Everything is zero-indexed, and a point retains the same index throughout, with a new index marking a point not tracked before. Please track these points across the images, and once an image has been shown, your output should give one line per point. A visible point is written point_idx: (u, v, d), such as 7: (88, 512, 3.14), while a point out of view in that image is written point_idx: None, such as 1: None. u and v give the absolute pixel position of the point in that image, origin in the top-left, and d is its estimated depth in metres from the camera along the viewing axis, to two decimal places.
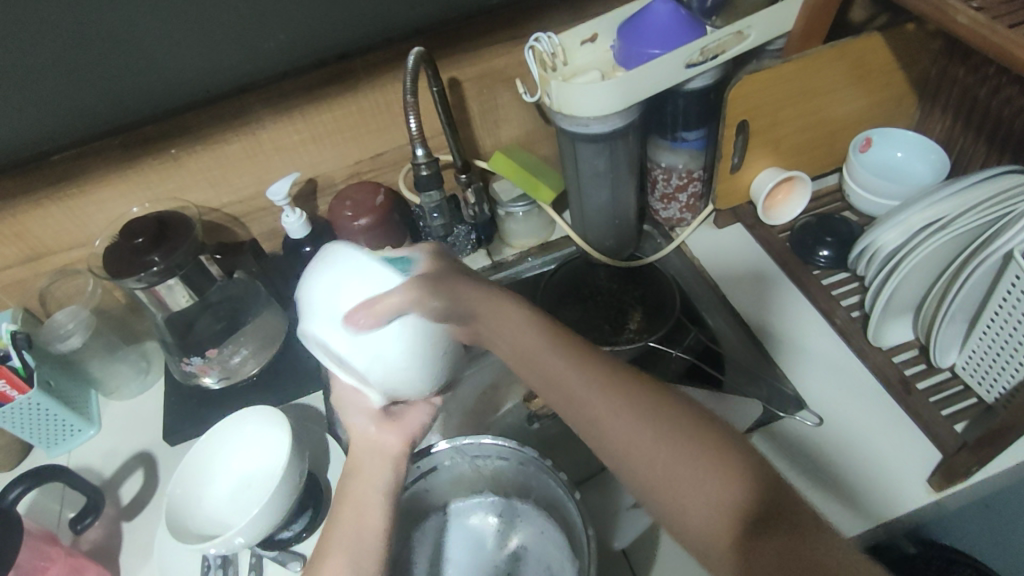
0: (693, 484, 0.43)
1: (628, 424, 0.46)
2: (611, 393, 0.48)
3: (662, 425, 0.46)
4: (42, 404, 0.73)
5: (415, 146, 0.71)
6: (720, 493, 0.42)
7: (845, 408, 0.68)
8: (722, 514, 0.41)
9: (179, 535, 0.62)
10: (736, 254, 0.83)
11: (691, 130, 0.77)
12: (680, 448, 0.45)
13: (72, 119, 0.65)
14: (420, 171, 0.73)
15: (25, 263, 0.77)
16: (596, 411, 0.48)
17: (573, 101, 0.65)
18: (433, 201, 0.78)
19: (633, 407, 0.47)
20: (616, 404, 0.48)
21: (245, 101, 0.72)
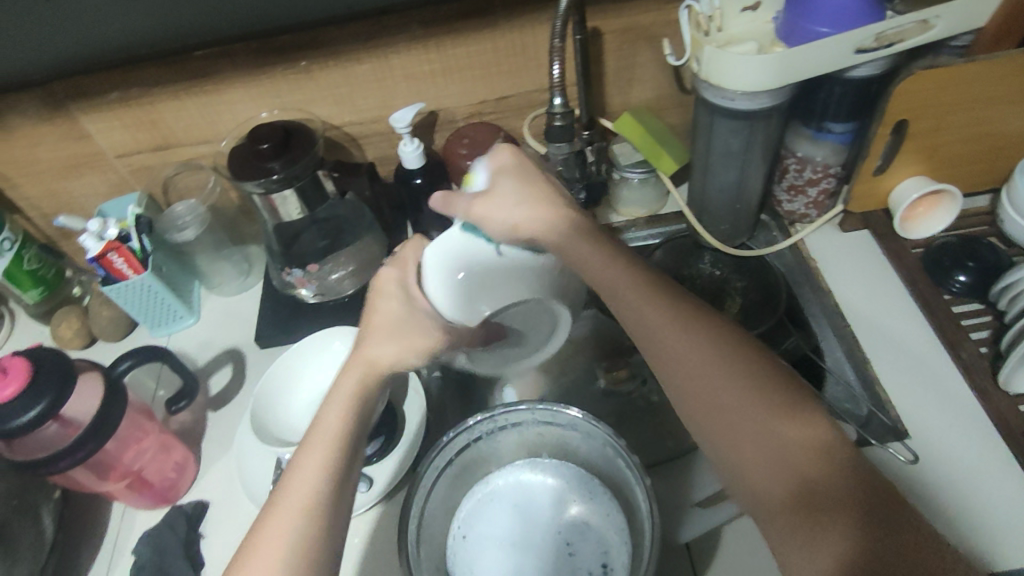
0: (756, 433, 0.47)
1: (743, 406, 0.48)
2: (752, 388, 0.49)
3: (735, 368, 0.50)
4: (152, 286, 0.78)
5: (554, 94, 0.70)
6: (791, 452, 0.46)
7: (951, 446, 0.63)
8: (787, 468, 0.45)
9: (262, 437, 0.65)
10: (858, 263, 0.77)
11: (839, 122, 0.70)
12: (740, 370, 0.49)
13: (218, 17, 0.66)
14: (554, 120, 0.71)
15: (154, 151, 0.79)
16: (667, 335, 0.52)
17: (723, 69, 0.61)
18: (562, 154, 0.75)
19: (706, 343, 0.51)
20: (707, 350, 0.51)
21: (386, 22, 0.71)
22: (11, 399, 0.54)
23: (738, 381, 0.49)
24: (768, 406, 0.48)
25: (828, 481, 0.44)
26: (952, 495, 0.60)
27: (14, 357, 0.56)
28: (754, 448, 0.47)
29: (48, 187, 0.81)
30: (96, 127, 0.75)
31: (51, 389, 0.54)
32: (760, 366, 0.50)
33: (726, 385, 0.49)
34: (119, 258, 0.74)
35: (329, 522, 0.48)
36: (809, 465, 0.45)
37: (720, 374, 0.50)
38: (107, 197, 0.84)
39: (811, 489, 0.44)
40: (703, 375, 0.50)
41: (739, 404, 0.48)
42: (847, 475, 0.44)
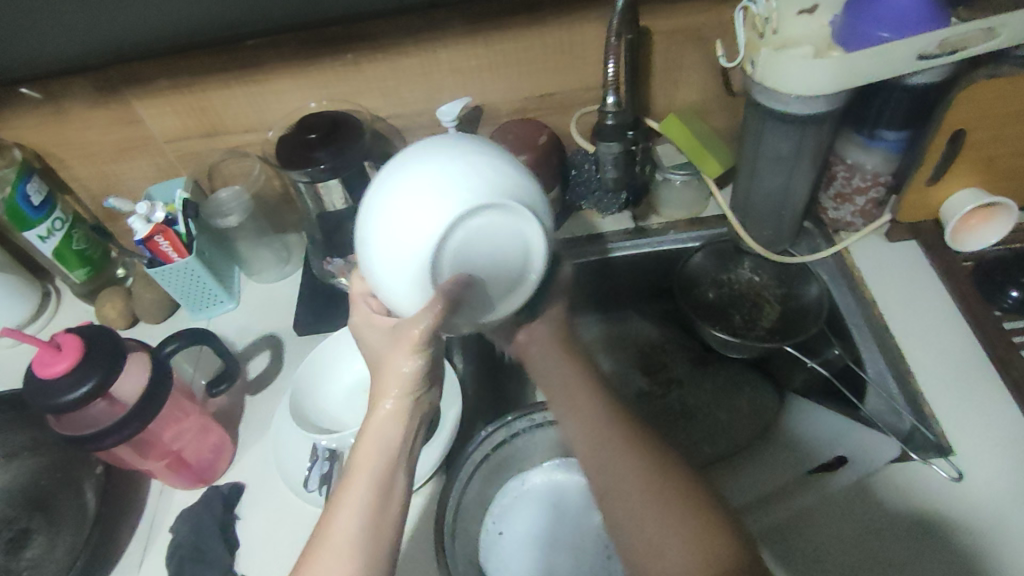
0: (668, 516, 0.53)
1: (657, 486, 0.55)
2: (671, 467, 0.57)
3: (654, 441, 0.59)
4: (196, 270, 0.79)
5: (607, 92, 0.70)
6: (700, 536, 0.52)
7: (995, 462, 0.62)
8: (697, 546, 0.51)
9: (298, 420, 0.65)
10: (904, 275, 0.76)
11: (892, 130, 0.69)
12: (660, 463, 0.57)
13: (271, 7, 0.66)
14: (606, 118, 0.71)
15: (202, 137, 0.81)
16: (598, 428, 0.60)
17: (779, 72, 0.60)
18: (611, 153, 0.75)
19: (631, 441, 0.59)
20: (629, 433, 0.59)
21: (435, 16, 0.71)
22: (63, 374, 0.55)
23: (656, 449, 0.58)
24: (681, 506, 0.54)
25: (736, 558, 0.51)
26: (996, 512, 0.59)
27: (67, 334, 0.57)
28: (661, 524, 0.53)
29: (99, 169, 0.82)
30: (148, 112, 0.77)
31: (101, 367, 0.55)
32: (653, 446, 0.58)
33: (640, 451, 0.58)
34: (165, 241, 0.75)
35: (376, 562, 0.47)
36: (715, 537, 0.52)
37: (643, 437, 0.59)
38: (154, 180, 0.85)
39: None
40: (613, 464, 0.57)
41: (650, 489, 0.55)
42: (742, 560, 0.51)
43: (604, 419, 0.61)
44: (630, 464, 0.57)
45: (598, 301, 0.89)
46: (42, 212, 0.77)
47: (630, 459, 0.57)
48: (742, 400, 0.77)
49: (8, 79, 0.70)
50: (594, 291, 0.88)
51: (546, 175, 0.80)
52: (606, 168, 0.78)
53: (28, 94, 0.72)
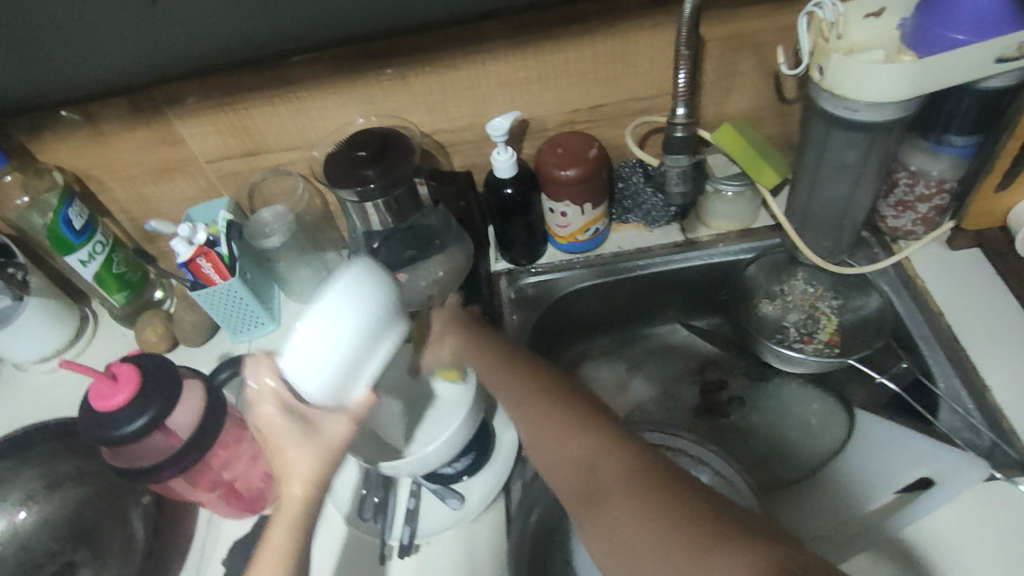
0: (560, 441, 0.54)
1: (542, 415, 0.56)
2: (546, 394, 0.57)
3: (531, 369, 0.60)
4: (239, 292, 0.78)
5: (677, 104, 0.70)
6: (579, 448, 0.53)
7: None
8: (581, 462, 0.52)
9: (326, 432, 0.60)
10: (972, 284, 0.73)
11: (962, 135, 0.66)
12: (537, 387, 0.58)
13: (316, 25, 0.64)
14: (675, 131, 0.72)
15: (244, 157, 0.79)
16: (489, 370, 0.62)
17: (850, 79, 0.58)
18: (678, 167, 0.74)
19: (513, 373, 0.60)
20: (512, 369, 0.61)
21: (484, 28, 0.69)
22: (122, 406, 0.53)
23: (535, 374, 0.60)
24: (562, 419, 0.55)
25: (608, 464, 0.51)
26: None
27: (123, 364, 0.55)
28: (558, 449, 0.54)
29: (139, 191, 0.81)
30: (189, 132, 0.75)
31: (160, 398, 0.54)
32: (547, 376, 0.60)
33: (521, 382, 0.59)
34: (208, 262, 0.74)
35: None
36: (582, 447, 0.53)
37: (524, 369, 0.60)
38: (193, 201, 0.84)
39: (596, 482, 0.50)
40: (517, 400, 0.59)
41: (539, 412, 0.56)
42: (619, 461, 0.51)
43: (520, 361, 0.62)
44: (526, 392, 0.58)
45: (648, 318, 0.88)
46: (83, 236, 0.75)
47: (529, 384, 0.59)
48: (811, 418, 0.78)
49: (50, 102, 0.68)
50: (640, 306, 0.86)
51: (593, 191, 0.76)
52: (672, 183, 0.76)
53: (68, 117, 0.71)
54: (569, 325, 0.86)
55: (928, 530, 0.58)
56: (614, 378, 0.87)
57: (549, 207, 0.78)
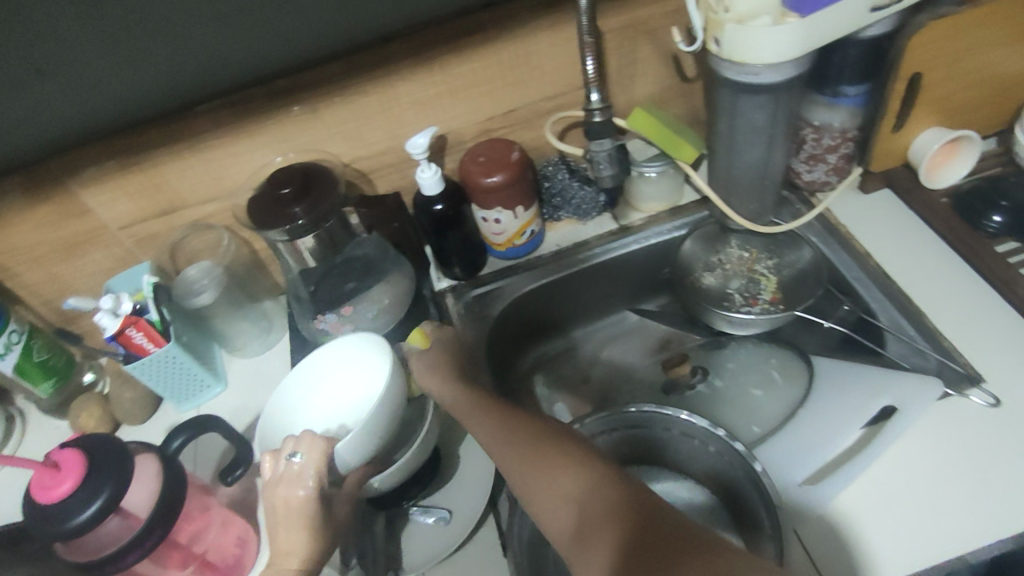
0: (546, 479, 0.50)
1: (526, 453, 0.53)
2: (529, 432, 0.55)
3: (512, 413, 0.58)
4: (179, 357, 0.74)
5: (590, 90, 0.72)
6: (567, 486, 0.49)
7: (1000, 438, 0.60)
8: (568, 501, 0.49)
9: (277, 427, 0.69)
10: (888, 222, 0.78)
11: (854, 85, 0.71)
12: (520, 427, 0.55)
13: (214, 70, 0.61)
14: (592, 117, 0.73)
15: (160, 217, 0.76)
16: (470, 416, 0.59)
17: (746, 47, 0.61)
18: (604, 151, 0.74)
19: (495, 417, 0.58)
20: (495, 412, 0.58)
21: (388, 50, 0.69)
22: (68, 496, 0.49)
23: (518, 416, 0.57)
24: (540, 450, 0.52)
25: (596, 498, 0.47)
26: (996, 487, 0.57)
27: (63, 450, 0.51)
28: (544, 488, 0.50)
29: (49, 272, 0.76)
30: (97, 201, 0.72)
31: (110, 478, 0.50)
32: (537, 419, 0.56)
33: (502, 423, 0.57)
34: (139, 332, 0.70)
35: None
36: (571, 482, 0.49)
37: (507, 413, 0.58)
38: (110, 273, 0.79)
39: (584, 510, 0.47)
40: (501, 446, 0.55)
41: (524, 455, 0.53)
42: (607, 495, 0.47)
43: (510, 409, 0.58)
44: (511, 438, 0.55)
45: (596, 309, 0.89)
46: None
47: (513, 424, 0.56)
48: (773, 370, 0.78)
49: None
50: (589, 297, 0.87)
51: (523, 192, 0.77)
52: (601, 167, 0.76)
53: None
54: (520, 327, 0.85)
55: (883, 468, 0.61)
56: (577, 375, 0.87)
57: (482, 217, 0.78)
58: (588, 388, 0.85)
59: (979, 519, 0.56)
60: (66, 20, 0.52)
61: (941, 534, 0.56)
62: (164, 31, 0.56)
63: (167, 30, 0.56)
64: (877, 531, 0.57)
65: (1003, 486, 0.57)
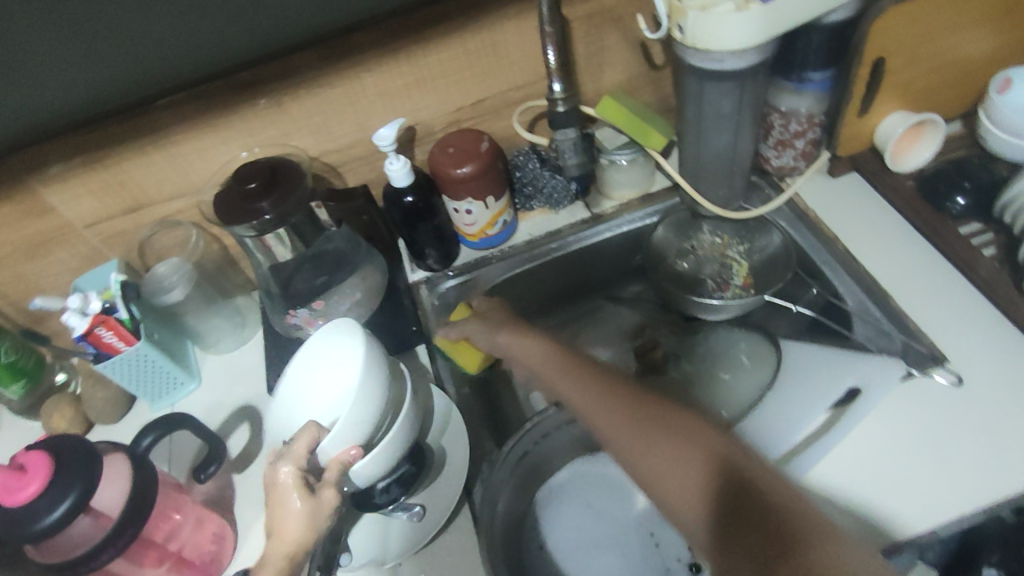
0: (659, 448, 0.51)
1: (634, 423, 0.54)
2: (632, 404, 0.55)
3: (608, 384, 0.58)
4: (149, 355, 0.73)
5: (551, 80, 0.71)
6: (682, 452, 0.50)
7: (950, 418, 0.62)
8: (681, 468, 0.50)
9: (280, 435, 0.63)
10: (854, 206, 0.79)
11: (818, 70, 0.72)
12: (621, 397, 0.57)
13: (174, 64, 0.61)
14: (556, 107, 0.73)
15: (126, 215, 0.75)
16: (566, 389, 0.61)
17: (709, 35, 0.61)
18: (568, 139, 0.75)
19: (595, 387, 0.59)
20: (593, 383, 0.59)
21: (352, 42, 0.68)
22: (37, 496, 0.49)
23: (618, 386, 0.58)
24: (648, 417, 0.54)
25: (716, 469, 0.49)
26: (950, 465, 0.59)
27: (29, 453, 0.51)
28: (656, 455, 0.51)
29: (13, 272, 0.75)
30: (60, 199, 0.71)
31: (78, 479, 0.50)
32: (636, 388, 0.58)
33: (601, 394, 0.58)
34: (109, 330, 0.69)
35: None
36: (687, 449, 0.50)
37: (604, 384, 0.59)
38: (77, 272, 0.78)
39: (706, 479, 0.48)
40: (619, 423, 0.55)
41: (645, 431, 0.53)
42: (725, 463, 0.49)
43: (601, 381, 0.59)
44: (611, 409, 0.56)
45: (569, 296, 0.89)
46: None
47: (618, 393, 0.57)
48: (742, 355, 0.78)
49: None
50: (563, 285, 0.87)
51: (493, 182, 0.76)
52: (567, 156, 0.76)
53: None
54: None
55: (846, 447, 0.62)
56: None
57: (454, 208, 0.78)
58: None
59: (947, 490, 0.58)
60: (18, 12, 0.51)
61: (928, 500, 0.58)
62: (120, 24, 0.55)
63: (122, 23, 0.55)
64: (841, 511, 0.58)
65: (962, 458, 0.59)
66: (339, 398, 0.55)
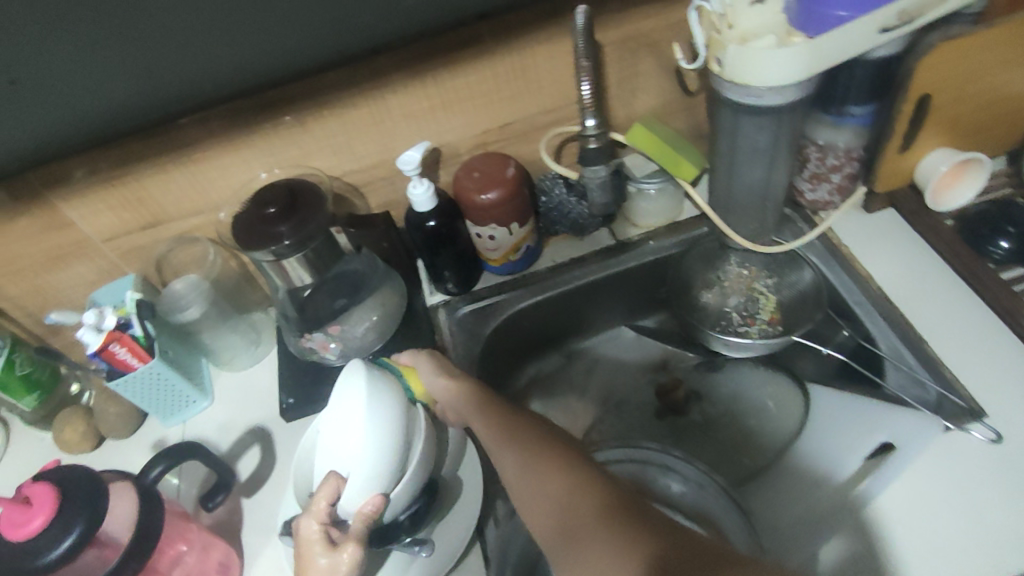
0: (540, 483, 0.49)
1: (523, 457, 0.51)
2: (525, 441, 0.52)
3: (513, 420, 0.55)
4: (162, 374, 0.72)
5: (585, 116, 0.70)
6: (556, 488, 0.48)
7: (998, 477, 0.58)
8: (554, 504, 0.47)
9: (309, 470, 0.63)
10: (890, 245, 0.76)
11: (860, 104, 0.69)
12: (517, 432, 0.54)
13: (196, 84, 0.59)
14: (588, 142, 0.71)
15: (144, 230, 0.74)
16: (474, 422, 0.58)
17: (750, 71, 0.58)
18: (598, 177, 0.74)
19: (499, 422, 0.56)
20: (499, 417, 0.56)
21: (378, 63, 0.67)
22: (40, 532, 0.48)
23: (518, 421, 0.55)
24: (536, 453, 0.51)
25: (583, 505, 0.46)
26: (986, 524, 0.56)
27: (35, 484, 0.50)
28: (537, 493, 0.48)
29: (31, 284, 0.74)
30: (79, 213, 0.70)
31: (83, 513, 0.49)
32: (539, 425, 0.54)
33: (501, 429, 0.55)
34: (122, 348, 0.68)
35: None
36: (563, 485, 0.48)
37: (506, 418, 0.56)
38: (95, 285, 0.78)
39: (573, 514, 0.46)
40: (500, 442, 0.54)
41: (529, 467, 0.50)
42: (594, 499, 0.46)
43: (507, 415, 0.56)
44: (506, 443, 0.53)
45: (589, 324, 0.87)
46: None
47: (517, 430, 0.54)
48: (766, 400, 0.78)
49: None
50: (584, 315, 0.85)
51: (518, 209, 0.75)
52: (594, 193, 0.76)
53: None
54: (517, 345, 0.83)
55: (881, 509, 0.59)
56: (573, 392, 0.85)
57: (477, 234, 0.76)
58: (583, 405, 0.84)
59: (986, 553, 0.55)
60: (40, 32, 0.50)
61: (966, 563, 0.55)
62: (142, 45, 0.54)
63: (144, 44, 0.54)
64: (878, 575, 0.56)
65: (1003, 520, 0.56)
66: (352, 450, 0.54)
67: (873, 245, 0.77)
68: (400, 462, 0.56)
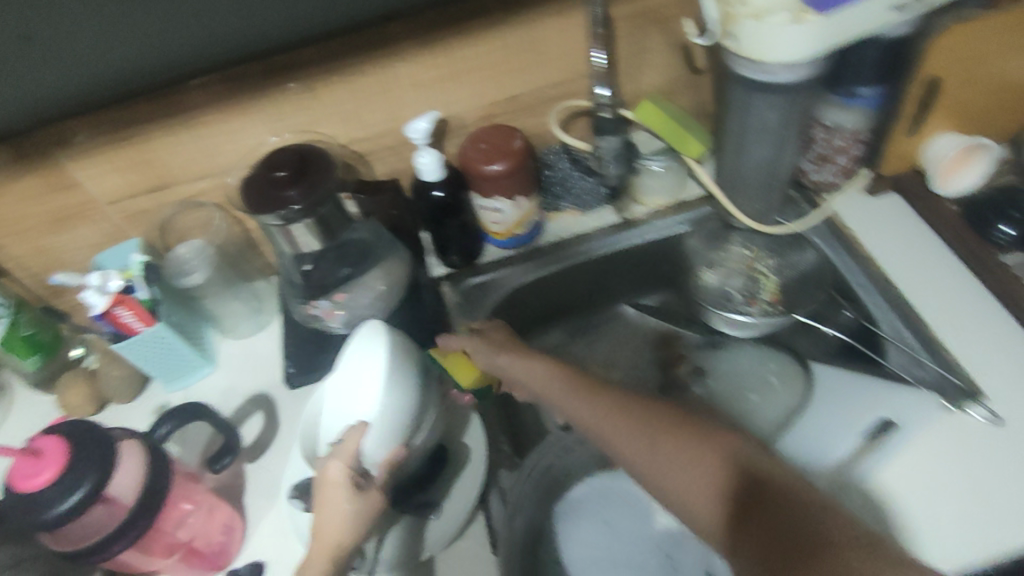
0: (684, 468, 0.51)
1: (653, 446, 0.53)
2: (649, 428, 0.55)
3: (622, 408, 0.58)
4: (166, 338, 0.73)
5: (598, 85, 0.75)
6: (702, 471, 0.50)
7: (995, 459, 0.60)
8: (706, 488, 0.49)
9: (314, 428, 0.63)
10: (892, 227, 0.77)
11: (868, 85, 0.69)
12: (635, 421, 0.56)
13: (208, 45, 0.59)
14: (602, 112, 0.77)
15: (150, 194, 0.74)
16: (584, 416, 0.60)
17: (763, 46, 0.58)
18: (613, 147, 0.77)
19: (613, 413, 0.58)
20: (612, 407, 0.58)
21: (390, 31, 0.67)
22: (50, 485, 0.48)
23: (634, 408, 0.57)
24: (667, 438, 0.53)
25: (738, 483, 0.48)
26: (982, 503, 0.58)
27: (45, 438, 0.50)
28: (676, 476, 0.51)
29: (34, 245, 0.74)
30: (85, 173, 0.69)
31: (93, 469, 0.49)
32: (654, 408, 0.57)
33: (615, 419, 0.57)
34: (127, 311, 0.68)
35: None
36: (709, 469, 0.50)
37: (615, 407, 0.58)
38: (99, 248, 0.77)
39: (731, 492, 0.48)
40: (618, 431, 0.56)
41: (664, 450, 0.52)
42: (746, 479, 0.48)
43: (615, 400, 0.59)
44: (628, 430, 0.56)
45: (594, 301, 0.88)
46: None
47: (635, 419, 0.56)
48: (771, 375, 0.78)
49: None
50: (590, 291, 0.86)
51: (524, 182, 0.75)
52: (607, 164, 0.79)
53: None
54: (524, 318, 0.84)
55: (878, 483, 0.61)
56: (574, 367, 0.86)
57: (480, 205, 0.76)
58: None
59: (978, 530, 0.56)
60: None
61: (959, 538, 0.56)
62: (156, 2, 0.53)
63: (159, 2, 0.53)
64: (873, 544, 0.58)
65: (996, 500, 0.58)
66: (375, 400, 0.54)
67: (877, 227, 0.77)
68: (416, 414, 0.57)
